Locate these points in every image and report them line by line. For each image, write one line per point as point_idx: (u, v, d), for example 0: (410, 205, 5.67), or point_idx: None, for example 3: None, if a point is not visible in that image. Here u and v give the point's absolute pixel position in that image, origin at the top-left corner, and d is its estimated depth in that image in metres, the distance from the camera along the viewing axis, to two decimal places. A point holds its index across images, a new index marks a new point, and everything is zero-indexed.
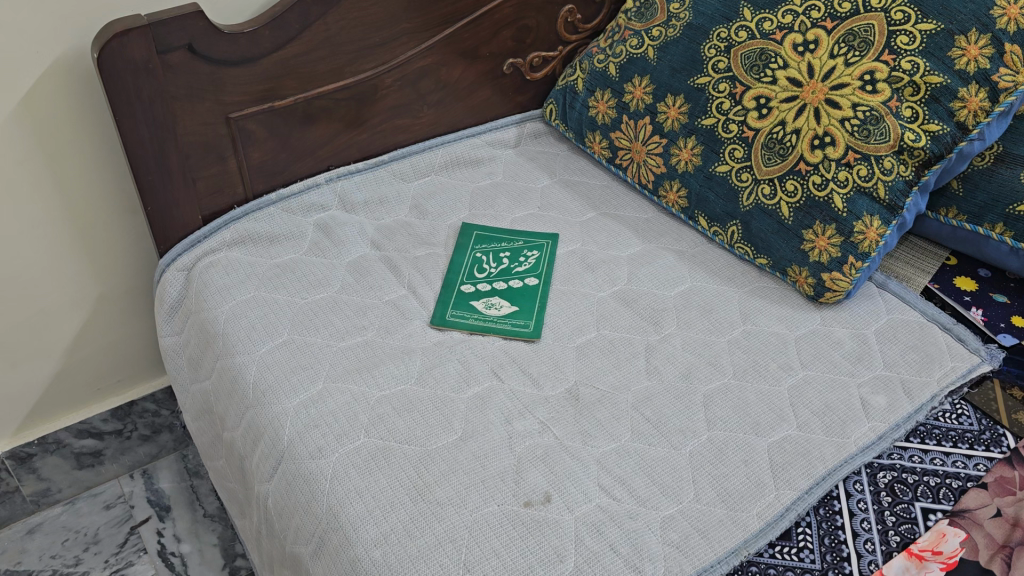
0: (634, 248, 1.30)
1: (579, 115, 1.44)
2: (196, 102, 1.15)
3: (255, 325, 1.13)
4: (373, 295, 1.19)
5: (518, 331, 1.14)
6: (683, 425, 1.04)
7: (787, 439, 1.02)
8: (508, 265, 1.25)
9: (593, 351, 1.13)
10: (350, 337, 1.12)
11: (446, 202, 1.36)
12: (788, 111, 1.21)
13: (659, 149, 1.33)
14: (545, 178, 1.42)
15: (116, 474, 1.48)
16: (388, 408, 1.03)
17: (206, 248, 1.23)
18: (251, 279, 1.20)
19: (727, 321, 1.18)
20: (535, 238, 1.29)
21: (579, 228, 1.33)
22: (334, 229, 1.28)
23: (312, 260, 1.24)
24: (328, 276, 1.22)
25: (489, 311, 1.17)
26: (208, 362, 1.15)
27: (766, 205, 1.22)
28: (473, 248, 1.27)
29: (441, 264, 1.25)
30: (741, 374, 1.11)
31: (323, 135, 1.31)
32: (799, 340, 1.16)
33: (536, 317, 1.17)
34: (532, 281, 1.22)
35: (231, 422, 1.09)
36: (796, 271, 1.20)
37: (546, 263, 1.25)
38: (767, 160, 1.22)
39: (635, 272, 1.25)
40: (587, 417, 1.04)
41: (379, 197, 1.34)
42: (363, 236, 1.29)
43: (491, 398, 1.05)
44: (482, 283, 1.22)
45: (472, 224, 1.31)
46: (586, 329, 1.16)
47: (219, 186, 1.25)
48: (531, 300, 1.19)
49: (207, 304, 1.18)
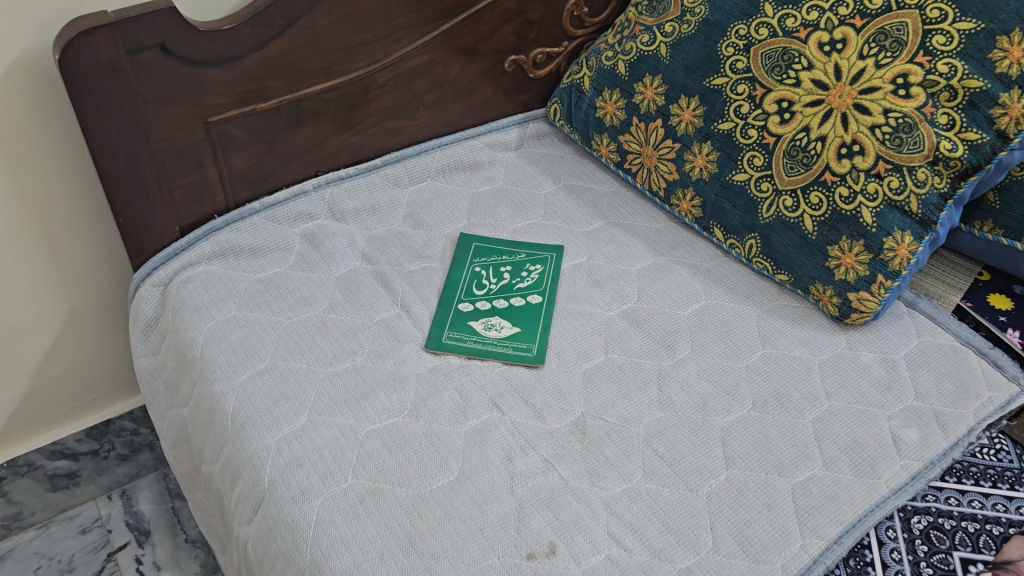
0: (644, 261, 1.21)
1: (586, 116, 1.35)
2: (171, 105, 1.05)
3: (235, 349, 1.04)
4: (363, 314, 1.10)
5: (521, 355, 1.06)
6: (700, 463, 0.95)
7: (813, 480, 0.94)
8: (510, 281, 1.16)
9: (601, 379, 1.04)
10: (338, 363, 1.03)
11: (443, 210, 1.27)
12: (813, 115, 1.11)
13: (671, 154, 1.24)
14: (549, 183, 1.33)
15: (93, 495, 1.40)
16: (379, 445, 0.94)
17: (184, 261, 1.14)
18: (232, 296, 1.11)
19: (746, 344, 1.10)
20: (538, 252, 1.21)
21: (586, 239, 1.24)
22: (323, 241, 1.19)
23: (299, 275, 1.15)
24: (315, 293, 1.13)
25: (489, 333, 1.09)
26: (185, 388, 1.07)
27: (788, 217, 1.13)
28: (473, 262, 1.18)
29: (437, 280, 1.16)
30: (761, 405, 1.02)
31: (311, 140, 1.21)
32: (823, 366, 1.07)
33: (540, 340, 1.08)
34: (535, 299, 1.13)
35: (209, 455, 1.01)
36: (820, 289, 1.12)
37: (550, 279, 1.16)
38: (789, 169, 1.12)
39: (646, 289, 1.16)
40: (595, 454, 0.96)
41: (372, 205, 1.25)
42: (354, 248, 1.20)
43: (490, 432, 0.97)
44: (481, 301, 1.13)
45: (472, 235, 1.22)
46: (593, 353, 1.07)
47: (198, 195, 1.16)
48: (535, 320, 1.11)
49: (184, 324, 1.09)
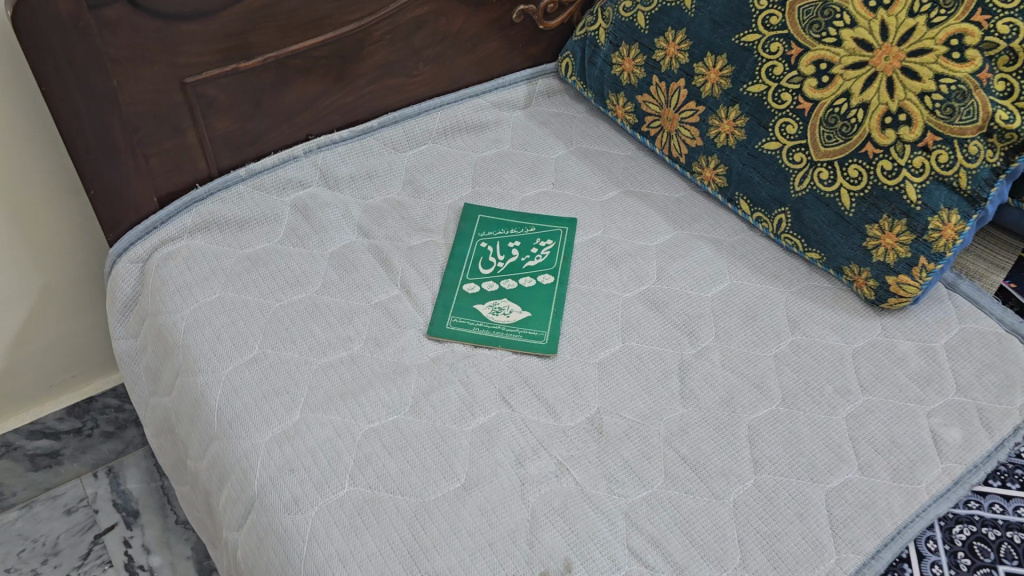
0: (664, 236, 1.12)
1: (601, 73, 1.24)
2: (142, 65, 0.94)
3: (221, 336, 0.96)
4: (360, 296, 1.02)
5: (532, 343, 0.98)
6: (726, 467, 0.88)
7: (848, 486, 0.87)
8: (519, 259, 1.07)
9: (617, 371, 0.97)
10: (333, 352, 0.95)
11: (445, 177, 1.17)
12: (854, 79, 1.00)
13: (694, 118, 1.14)
14: (560, 146, 1.23)
15: (78, 473, 1.34)
16: (378, 447, 0.87)
17: (163, 236, 1.05)
18: (217, 275, 1.02)
19: (773, 331, 1.02)
20: (549, 225, 1.11)
21: (600, 211, 1.14)
22: (314, 213, 1.10)
23: (289, 251, 1.06)
24: (307, 272, 1.04)
25: (497, 318, 1.00)
26: (168, 376, 0.99)
27: (823, 192, 1.03)
28: (478, 237, 1.09)
29: (439, 257, 1.07)
30: (791, 400, 0.95)
31: (300, 101, 1.11)
32: (858, 355, 0.99)
33: (552, 325, 1.00)
34: (546, 280, 1.05)
35: (195, 451, 0.94)
36: (855, 271, 1.03)
37: (562, 256, 1.07)
38: (826, 139, 1.02)
39: (666, 268, 1.08)
40: (613, 455, 0.89)
41: (368, 172, 1.15)
42: (349, 221, 1.10)
43: (499, 431, 0.89)
44: (487, 281, 1.04)
45: (477, 206, 1.13)
46: (609, 341, 0.99)
47: (178, 163, 1.06)
48: (546, 303, 1.02)
49: (166, 307, 1.00)
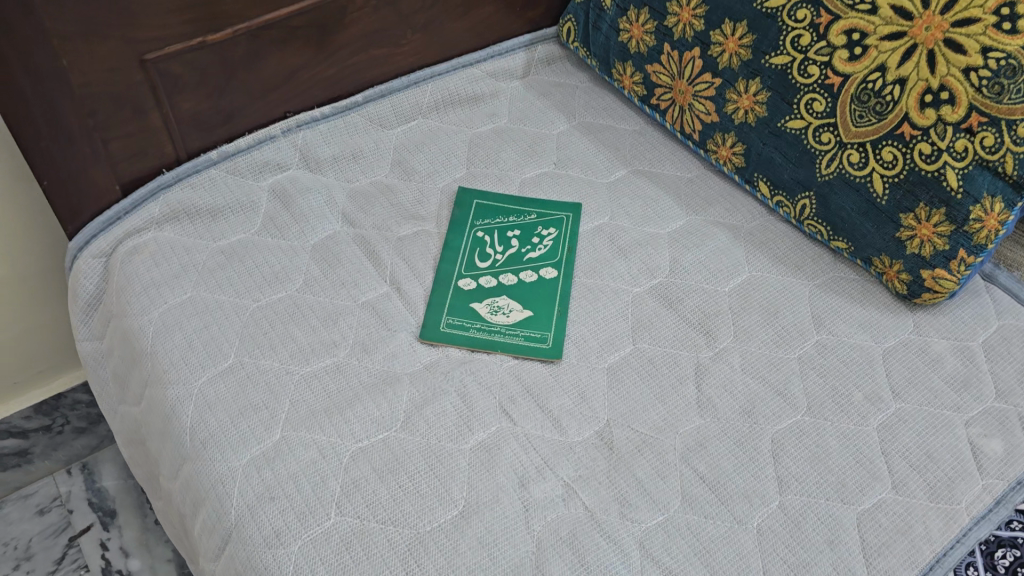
0: (676, 222, 1.03)
1: (606, 39, 1.14)
2: (95, 42, 0.84)
3: (193, 343, 0.87)
4: (345, 295, 0.93)
5: (534, 347, 0.90)
6: (748, 487, 0.80)
7: (882, 508, 0.80)
8: (518, 251, 0.98)
9: (628, 378, 0.88)
10: (317, 360, 0.87)
11: (437, 157, 1.07)
12: (891, 52, 0.90)
13: (710, 91, 1.04)
14: (561, 120, 1.13)
15: (50, 471, 1.26)
16: (367, 470, 0.79)
17: (128, 228, 0.95)
18: (189, 272, 0.93)
19: (797, 330, 0.94)
20: (551, 212, 1.02)
21: (607, 194, 1.05)
22: (295, 201, 1.00)
23: (267, 243, 0.97)
24: (287, 268, 0.95)
25: (496, 319, 0.92)
26: (136, 384, 0.90)
27: (853, 176, 0.94)
28: (475, 225, 1.00)
29: (432, 249, 0.98)
30: (818, 409, 0.87)
31: (276, 76, 1.00)
32: (889, 356, 0.91)
33: (557, 327, 0.91)
34: (549, 274, 0.96)
35: (167, 470, 0.85)
36: (886, 262, 0.95)
37: (566, 247, 0.99)
38: (858, 118, 0.93)
39: (680, 259, 0.99)
40: (625, 475, 0.81)
41: (352, 152, 1.05)
42: (332, 208, 1.01)
43: (500, 449, 0.82)
44: (485, 277, 0.96)
45: (472, 190, 1.03)
46: (619, 343, 0.91)
47: (141, 147, 0.95)
48: (550, 301, 0.94)
49: (132, 308, 0.91)
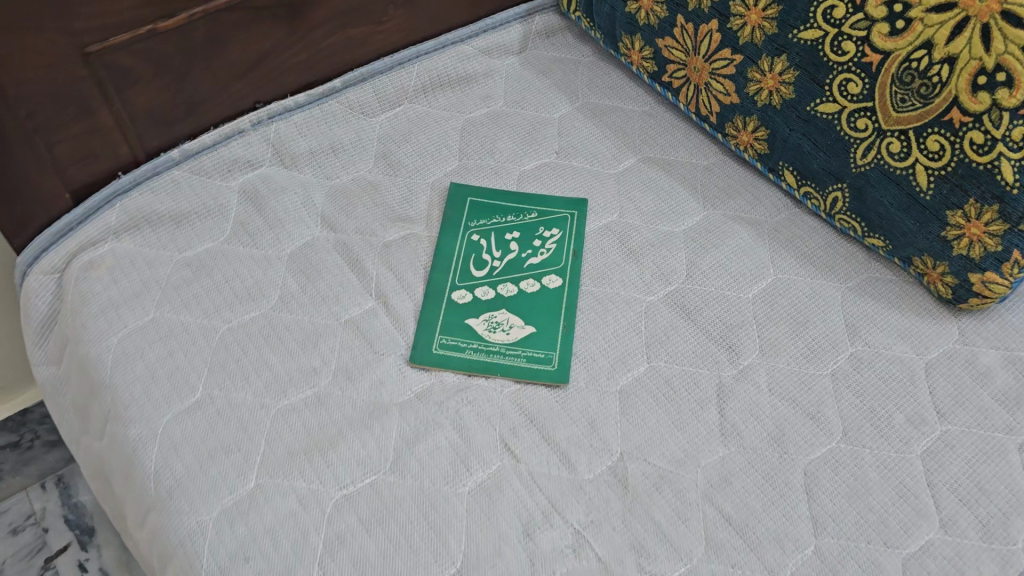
0: (693, 218, 0.92)
1: (611, 10, 1.02)
2: (28, 34, 0.73)
3: (156, 375, 0.78)
4: (326, 312, 0.83)
5: (538, 369, 0.80)
6: (780, 530, 0.72)
7: (929, 552, 0.71)
8: (518, 256, 0.88)
9: (643, 403, 0.79)
10: (295, 392, 0.77)
11: (426, 148, 0.96)
12: (939, 26, 0.78)
13: (730, 69, 0.93)
14: (563, 102, 1.02)
15: (23, 486, 1.18)
16: (353, 522, 0.70)
17: (82, 240, 0.85)
18: (151, 289, 0.83)
19: (830, 342, 0.84)
20: (554, 210, 0.92)
21: (615, 187, 0.94)
22: (268, 203, 0.90)
23: (238, 253, 0.87)
24: (260, 282, 0.85)
25: (494, 337, 0.83)
26: (97, 418, 0.81)
27: (893, 167, 0.84)
28: (469, 227, 0.90)
29: (422, 256, 0.88)
30: (855, 435, 0.78)
31: (242, 63, 0.89)
32: (932, 371, 0.82)
33: (563, 345, 0.82)
34: (552, 282, 0.86)
35: (133, 516, 0.77)
36: (929, 263, 0.85)
37: (571, 251, 0.89)
38: (900, 102, 0.82)
39: (698, 262, 0.89)
40: (642, 519, 0.72)
41: (331, 145, 0.95)
42: (310, 210, 0.90)
43: (501, 492, 0.73)
44: (481, 287, 0.86)
45: (466, 186, 0.93)
46: (632, 361, 0.82)
47: (90, 149, 0.84)
48: (555, 314, 0.84)
49: (88, 333, 0.81)
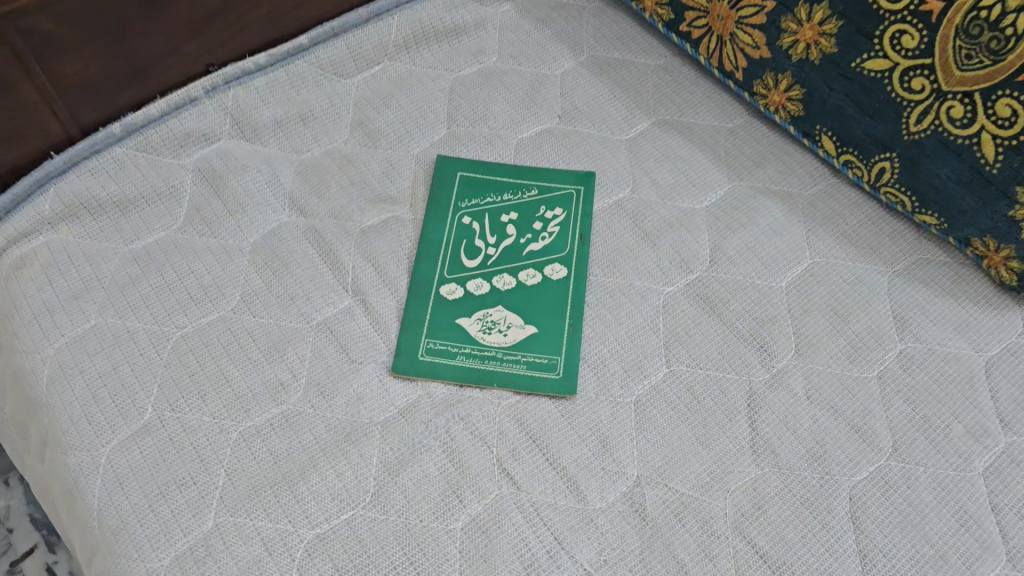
0: (717, 192, 0.80)
1: None
2: None
3: (99, 394, 0.67)
4: (295, 314, 0.72)
5: (541, 378, 0.70)
6: (823, 568, 0.62)
7: None
8: (516, 241, 0.77)
9: (661, 416, 0.69)
10: (259, 411, 0.67)
11: (409, 114, 0.83)
12: None
13: (760, 18, 0.80)
14: (565, 56, 0.89)
15: None
16: (328, 569, 0.60)
17: (11, 233, 0.74)
18: (92, 290, 0.72)
19: (876, 338, 0.73)
20: (557, 187, 0.80)
21: (627, 157, 0.82)
22: (227, 183, 0.78)
23: (194, 244, 0.75)
24: (219, 279, 0.73)
25: (490, 339, 0.72)
26: (36, 441, 0.71)
27: (953, 136, 0.71)
28: (460, 209, 0.78)
29: (405, 243, 0.76)
30: (907, 451, 0.68)
31: (188, 20, 0.77)
32: (994, 371, 0.71)
33: (569, 347, 0.71)
34: (556, 273, 0.75)
35: (80, 555, 0.67)
36: (992, 246, 0.73)
37: (577, 235, 0.77)
38: (965, 59, 0.69)
39: (723, 245, 0.77)
40: (664, 557, 0.63)
41: (300, 112, 0.82)
42: (276, 190, 0.78)
43: (500, 528, 0.63)
44: (474, 279, 0.75)
45: (456, 159, 0.81)
46: (649, 366, 0.71)
47: (15, 129, 0.72)
48: (559, 311, 0.73)
49: (19, 343, 0.70)
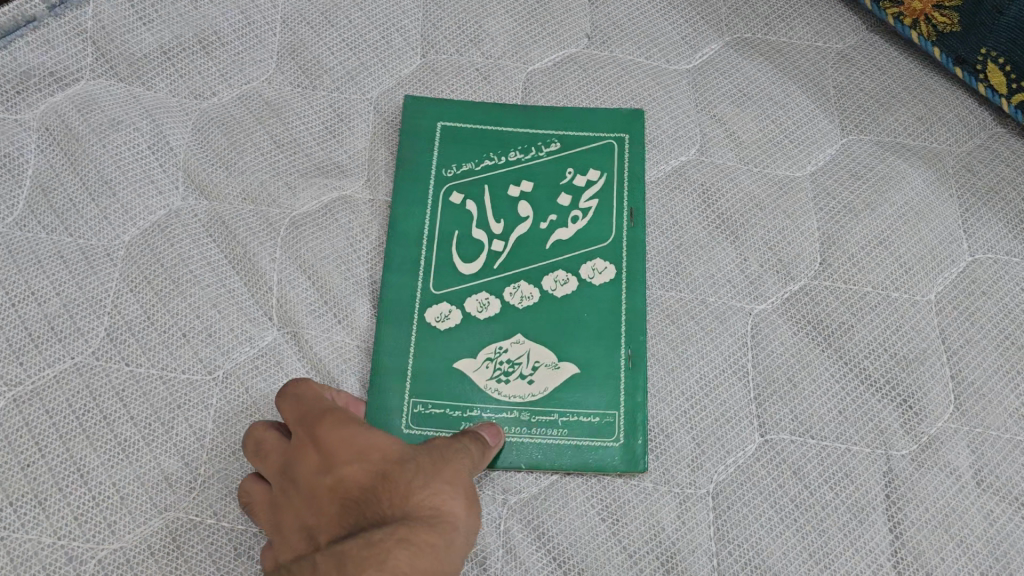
0: (827, 150, 0.54)
1: None
2: None
3: None
4: (190, 361, 0.47)
5: (591, 449, 0.46)
6: None
7: None
8: (535, 226, 0.50)
9: (754, 518, 0.45)
10: (134, 526, 0.43)
11: (364, 34, 0.55)
12: None
13: None
14: None
15: None
16: None
17: None
18: None
19: None
20: (590, 137, 0.53)
21: (691, 96, 0.55)
22: (89, 151, 0.51)
23: (37, 247, 0.49)
24: (74, 305, 0.48)
25: (510, 393, 0.47)
26: None
27: None
28: (446, 181, 0.51)
29: (359, 241, 0.50)
30: None
31: None
32: None
33: (630, 396, 0.47)
34: (600, 277, 0.49)
35: None
36: None
37: (626, 212, 0.51)
38: None
39: (840, 238, 0.51)
40: None
41: (200, 35, 0.55)
42: (162, 158, 0.51)
43: None
44: (477, 293, 0.49)
45: (433, 102, 0.53)
46: (733, 436, 0.46)
47: None
48: (609, 338, 0.48)
49: None
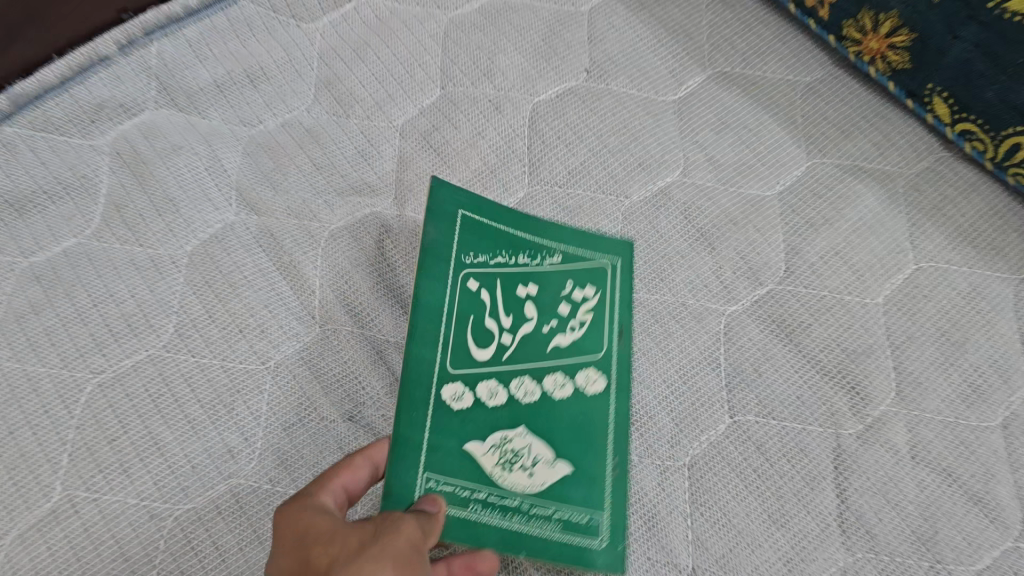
0: (793, 172, 0.62)
1: None
2: None
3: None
4: (246, 352, 0.55)
5: (578, 547, 0.48)
6: None
7: None
8: (539, 329, 0.54)
9: (722, 486, 0.53)
10: (200, 490, 0.51)
11: (392, 70, 0.64)
12: None
13: None
14: None
15: None
16: None
17: None
18: None
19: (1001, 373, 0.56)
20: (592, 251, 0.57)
21: (676, 125, 0.63)
22: (156, 171, 0.60)
23: (114, 254, 0.57)
24: (146, 304, 0.56)
25: (512, 482, 0.48)
26: None
27: None
28: (465, 266, 0.53)
29: (389, 251, 0.59)
30: None
31: None
32: None
33: (613, 503, 0.50)
34: (592, 385, 0.53)
35: None
36: None
37: (616, 332, 0.55)
38: None
39: (802, 249, 0.59)
40: None
41: (250, 72, 0.63)
42: (218, 178, 0.60)
43: None
44: (485, 382, 0.51)
45: (456, 189, 0.54)
46: (706, 418, 0.54)
47: None
48: (599, 446, 0.51)
49: None
